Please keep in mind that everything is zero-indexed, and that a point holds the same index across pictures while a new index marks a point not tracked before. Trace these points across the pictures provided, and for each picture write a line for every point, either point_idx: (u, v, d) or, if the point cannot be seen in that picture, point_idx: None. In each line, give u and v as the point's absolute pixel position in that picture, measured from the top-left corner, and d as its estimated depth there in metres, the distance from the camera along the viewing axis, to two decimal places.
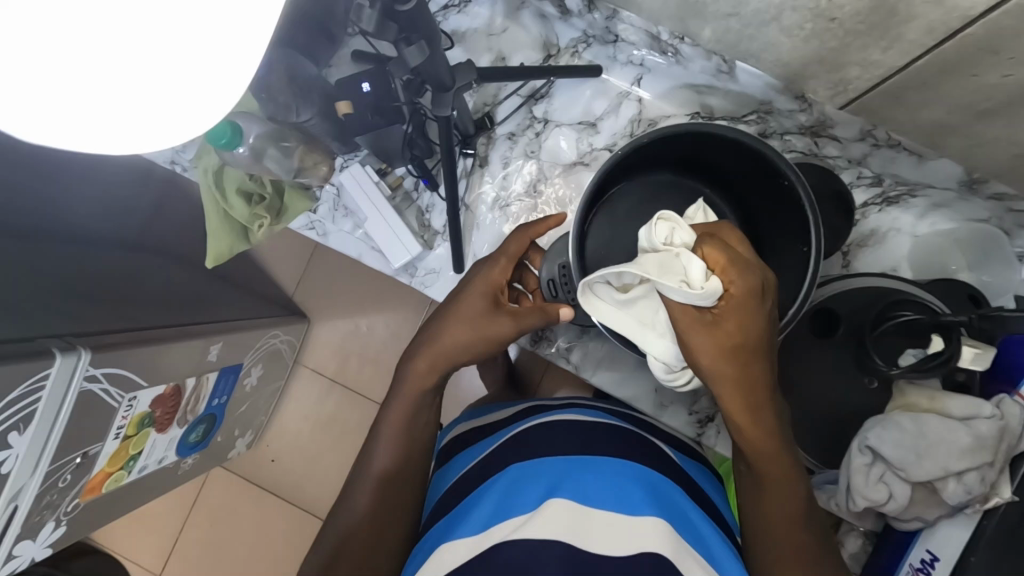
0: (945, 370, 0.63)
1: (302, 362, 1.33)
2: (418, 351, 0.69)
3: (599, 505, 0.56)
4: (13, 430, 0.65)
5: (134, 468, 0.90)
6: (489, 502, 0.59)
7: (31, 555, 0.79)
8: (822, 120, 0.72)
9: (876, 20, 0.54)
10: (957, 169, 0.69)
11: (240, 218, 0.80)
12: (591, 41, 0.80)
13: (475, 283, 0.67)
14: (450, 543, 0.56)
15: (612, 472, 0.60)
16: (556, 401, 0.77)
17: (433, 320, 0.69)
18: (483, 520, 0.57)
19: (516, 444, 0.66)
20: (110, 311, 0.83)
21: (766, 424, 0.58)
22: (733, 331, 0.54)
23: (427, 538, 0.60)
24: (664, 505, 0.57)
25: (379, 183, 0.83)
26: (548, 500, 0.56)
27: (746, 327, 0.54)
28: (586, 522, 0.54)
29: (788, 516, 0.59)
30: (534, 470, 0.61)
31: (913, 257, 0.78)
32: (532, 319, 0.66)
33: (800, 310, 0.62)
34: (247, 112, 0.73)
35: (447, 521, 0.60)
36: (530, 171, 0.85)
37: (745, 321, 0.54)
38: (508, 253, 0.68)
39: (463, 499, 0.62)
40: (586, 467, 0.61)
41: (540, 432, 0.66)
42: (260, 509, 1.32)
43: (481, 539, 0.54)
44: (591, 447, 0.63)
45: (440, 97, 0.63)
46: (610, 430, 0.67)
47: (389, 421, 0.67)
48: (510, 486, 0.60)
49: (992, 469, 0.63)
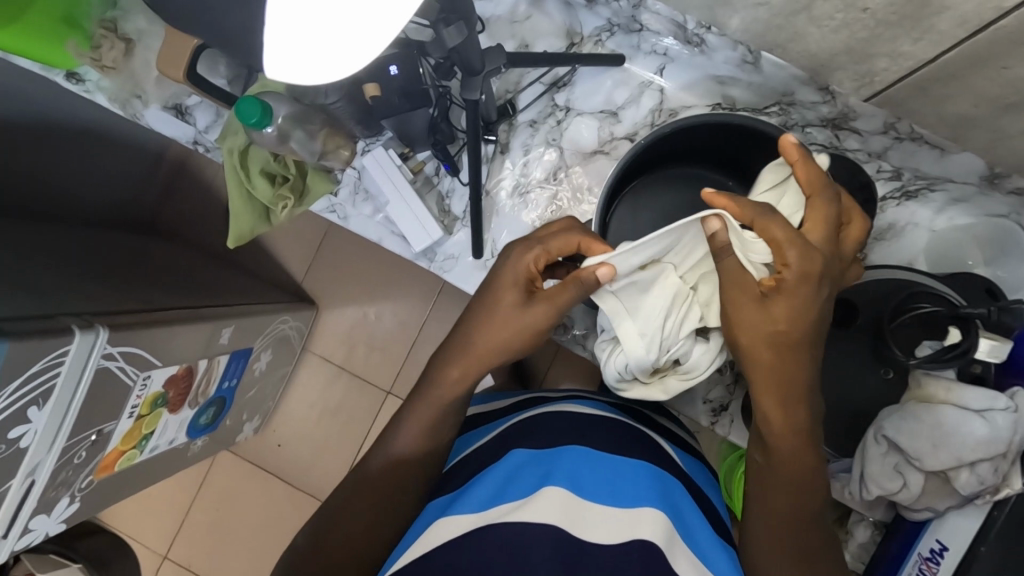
0: (965, 361, 0.64)
1: (310, 349, 1.34)
2: (450, 354, 0.66)
3: (599, 496, 0.55)
4: (32, 405, 0.66)
5: (146, 448, 0.91)
6: (489, 482, 0.58)
7: (45, 530, 0.80)
8: (845, 112, 0.73)
9: (908, 11, 0.55)
10: (979, 164, 0.70)
11: (263, 199, 0.83)
12: (615, 30, 0.80)
13: (507, 273, 0.64)
14: (449, 518, 0.55)
15: (618, 466, 0.59)
16: (558, 394, 0.76)
17: (466, 317, 0.67)
18: (483, 501, 0.55)
19: (520, 431, 0.65)
20: (125, 294, 0.84)
21: (796, 437, 0.58)
22: (779, 316, 0.54)
23: (429, 510, 0.60)
24: (663, 498, 0.56)
25: (402, 166, 0.83)
26: (546, 487, 0.55)
27: (795, 313, 0.54)
28: (581, 513, 0.53)
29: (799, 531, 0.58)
30: (537, 455, 0.60)
31: (930, 252, 0.78)
32: (575, 298, 0.61)
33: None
34: (277, 93, 0.75)
35: (447, 498, 0.60)
36: (550, 158, 0.86)
37: (797, 313, 0.54)
38: (548, 246, 0.63)
39: (468, 481, 0.61)
40: (591, 456, 0.59)
41: (548, 422, 0.65)
42: (267, 494, 1.33)
43: (480, 516, 0.53)
44: (592, 439, 0.62)
45: (469, 80, 0.64)
46: (611, 424, 0.66)
47: (410, 408, 0.66)
48: (513, 473, 0.58)
49: (1005, 461, 0.64)
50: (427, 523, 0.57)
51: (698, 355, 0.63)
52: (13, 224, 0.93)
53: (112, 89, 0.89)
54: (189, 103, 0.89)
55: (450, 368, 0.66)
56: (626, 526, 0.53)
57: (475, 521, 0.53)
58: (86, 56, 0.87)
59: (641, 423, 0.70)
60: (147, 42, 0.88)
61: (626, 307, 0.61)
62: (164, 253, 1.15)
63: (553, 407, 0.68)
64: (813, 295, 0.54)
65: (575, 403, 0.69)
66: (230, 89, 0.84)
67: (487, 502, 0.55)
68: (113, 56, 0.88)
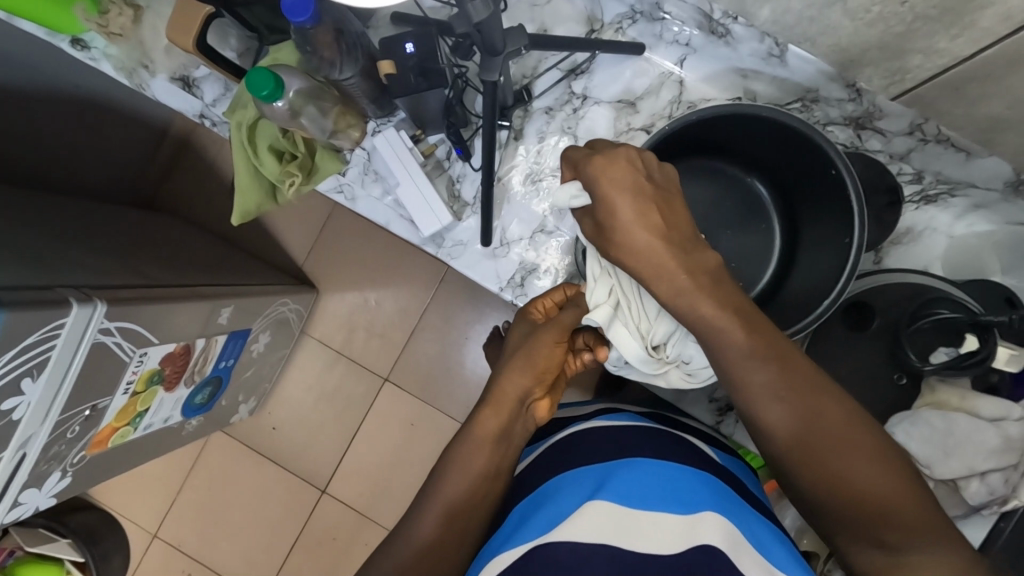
0: (982, 369, 0.63)
1: (309, 333, 1.32)
2: (487, 397, 0.66)
3: (648, 505, 0.52)
4: (26, 376, 0.64)
5: (140, 425, 0.89)
6: (543, 511, 0.54)
7: (35, 504, 0.79)
8: (870, 111, 0.71)
9: (950, 5, 0.54)
10: (1004, 168, 0.68)
11: (271, 175, 0.81)
12: (637, 17, 0.78)
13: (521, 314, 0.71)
14: (501, 555, 0.52)
15: (663, 472, 0.56)
16: (593, 408, 0.73)
17: (497, 366, 0.69)
18: (535, 529, 0.52)
19: (562, 452, 0.63)
20: (124, 269, 0.82)
21: (760, 370, 0.51)
22: (624, 211, 0.52)
23: (488, 547, 0.56)
24: (718, 501, 0.54)
25: (413, 149, 0.81)
26: (591, 501, 0.52)
27: (632, 202, 0.52)
28: (633, 525, 0.50)
29: (838, 458, 0.49)
30: (581, 472, 0.58)
31: (947, 257, 0.76)
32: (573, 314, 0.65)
33: (832, 307, 0.62)
34: (290, 67, 0.73)
35: (504, 531, 0.57)
36: (565, 147, 0.83)
37: (637, 210, 0.52)
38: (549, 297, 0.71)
39: (518, 509, 0.59)
40: (630, 465, 0.56)
41: (583, 440, 0.63)
42: (260, 476, 1.32)
43: (521, 546, 0.51)
44: (639, 447, 0.59)
45: (490, 60, 0.62)
46: (647, 431, 0.63)
47: (458, 438, 0.64)
48: (558, 495, 0.56)
49: (1016, 472, 0.63)
50: (483, 563, 0.54)
51: (693, 347, 0.61)
52: (10, 192, 0.91)
53: (119, 58, 0.87)
54: (197, 75, 0.87)
55: (489, 404, 0.65)
56: (683, 533, 0.49)
57: (527, 546, 0.51)
58: (93, 21, 0.84)
59: (677, 429, 0.68)
60: (157, 10, 0.86)
61: (604, 297, 0.62)
62: (164, 228, 1.13)
63: (585, 424, 0.66)
64: (638, 203, 0.52)
65: (608, 416, 0.67)
66: (239, 62, 0.82)
67: (534, 527, 0.53)
68: (121, 23, 0.85)
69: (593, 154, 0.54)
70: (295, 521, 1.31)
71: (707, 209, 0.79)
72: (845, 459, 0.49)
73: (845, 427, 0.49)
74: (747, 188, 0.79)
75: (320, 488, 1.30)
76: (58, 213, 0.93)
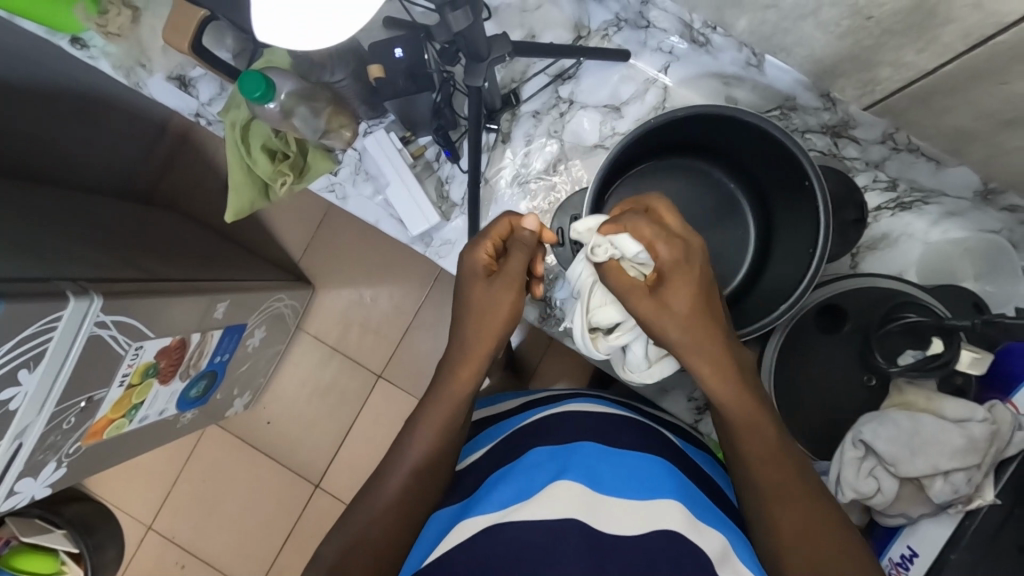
0: (946, 372, 0.65)
1: (303, 328, 1.34)
2: (455, 361, 0.67)
3: (614, 489, 0.55)
4: (23, 367, 0.66)
5: (135, 418, 0.91)
6: (512, 483, 0.56)
7: (31, 493, 0.81)
8: (845, 120, 0.73)
9: (913, 21, 0.57)
10: (974, 179, 0.70)
11: (263, 174, 0.83)
12: (623, 25, 0.81)
13: (467, 260, 0.66)
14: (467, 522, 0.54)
15: (635, 461, 0.58)
16: (564, 393, 0.75)
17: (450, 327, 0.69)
18: (504, 500, 0.55)
19: (535, 431, 0.64)
20: (122, 263, 0.85)
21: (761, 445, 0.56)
22: (682, 301, 0.56)
23: (448, 520, 0.58)
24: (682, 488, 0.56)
25: (402, 151, 0.83)
26: (561, 480, 0.54)
27: (686, 292, 0.56)
28: (599, 507, 0.53)
29: (819, 536, 0.52)
30: (556, 450, 0.59)
31: (921, 263, 0.78)
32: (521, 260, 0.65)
33: (788, 313, 0.65)
34: (284, 70, 0.76)
35: (467, 502, 0.59)
36: (552, 149, 0.86)
37: (687, 296, 0.57)
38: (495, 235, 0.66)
39: (484, 484, 0.60)
40: (600, 453, 0.59)
41: (559, 421, 0.64)
42: (253, 467, 1.34)
43: (489, 515, 0.53)
44: (611, 435, 0.61)
45: (474, 66, 0.64)
46: (619, 419, 0.65)
47: (426, 400, 0.66)
48: (528, 471, 0.57)
49: (978, 472, 0.65)
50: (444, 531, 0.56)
51: (641, 354, 0.64)
52: (9, 187, 0.93)
53: (117, 56, 0.89)
54: (194, 75, 0.89)
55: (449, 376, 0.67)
56: (644, 518, 0.53)
57: (491, 515, 0.53)
58: (93, 20, 0.86)
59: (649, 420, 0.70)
60: (155, 11, 0.89)
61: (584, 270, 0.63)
62: (161, 223, 1.14)
63: (559, 407, 0.67)
64: (687, 292, 0.56)
65: (584, 402, 0.68)
66: (235, 63, 0.85)
67: (505, 499, 0.54)
68: (119, 23, 0.87)
69: (666, 232, 0.57)
70: (287, 515, 1.33)
71: (685, 209, 0.81)
72: (820, 539, 0.52)
73: (821, 502, 0.54)
74: (727, 189, 0.81)
75: (313, 483, 1.32)
76: (58, 207, 0.95)
